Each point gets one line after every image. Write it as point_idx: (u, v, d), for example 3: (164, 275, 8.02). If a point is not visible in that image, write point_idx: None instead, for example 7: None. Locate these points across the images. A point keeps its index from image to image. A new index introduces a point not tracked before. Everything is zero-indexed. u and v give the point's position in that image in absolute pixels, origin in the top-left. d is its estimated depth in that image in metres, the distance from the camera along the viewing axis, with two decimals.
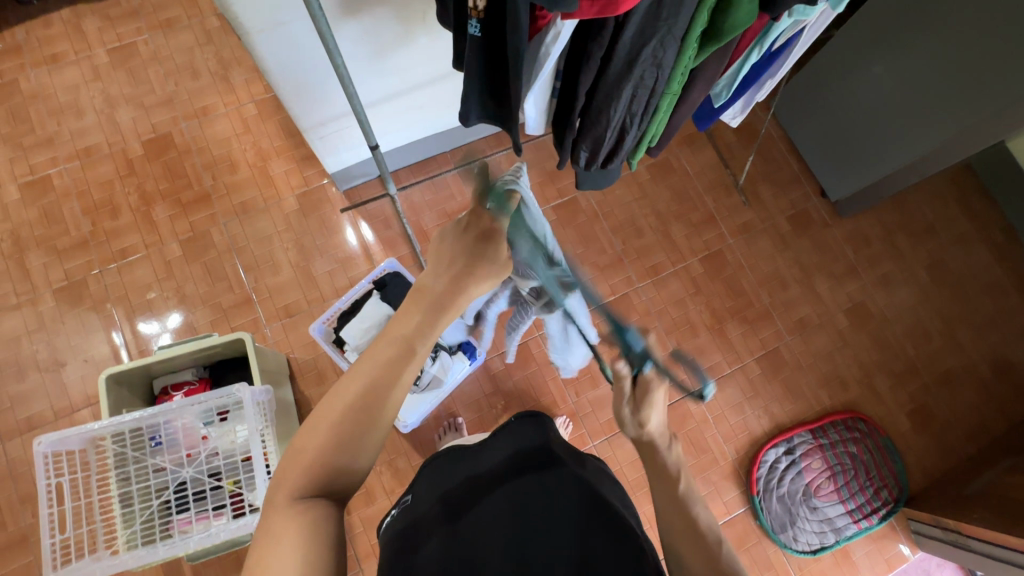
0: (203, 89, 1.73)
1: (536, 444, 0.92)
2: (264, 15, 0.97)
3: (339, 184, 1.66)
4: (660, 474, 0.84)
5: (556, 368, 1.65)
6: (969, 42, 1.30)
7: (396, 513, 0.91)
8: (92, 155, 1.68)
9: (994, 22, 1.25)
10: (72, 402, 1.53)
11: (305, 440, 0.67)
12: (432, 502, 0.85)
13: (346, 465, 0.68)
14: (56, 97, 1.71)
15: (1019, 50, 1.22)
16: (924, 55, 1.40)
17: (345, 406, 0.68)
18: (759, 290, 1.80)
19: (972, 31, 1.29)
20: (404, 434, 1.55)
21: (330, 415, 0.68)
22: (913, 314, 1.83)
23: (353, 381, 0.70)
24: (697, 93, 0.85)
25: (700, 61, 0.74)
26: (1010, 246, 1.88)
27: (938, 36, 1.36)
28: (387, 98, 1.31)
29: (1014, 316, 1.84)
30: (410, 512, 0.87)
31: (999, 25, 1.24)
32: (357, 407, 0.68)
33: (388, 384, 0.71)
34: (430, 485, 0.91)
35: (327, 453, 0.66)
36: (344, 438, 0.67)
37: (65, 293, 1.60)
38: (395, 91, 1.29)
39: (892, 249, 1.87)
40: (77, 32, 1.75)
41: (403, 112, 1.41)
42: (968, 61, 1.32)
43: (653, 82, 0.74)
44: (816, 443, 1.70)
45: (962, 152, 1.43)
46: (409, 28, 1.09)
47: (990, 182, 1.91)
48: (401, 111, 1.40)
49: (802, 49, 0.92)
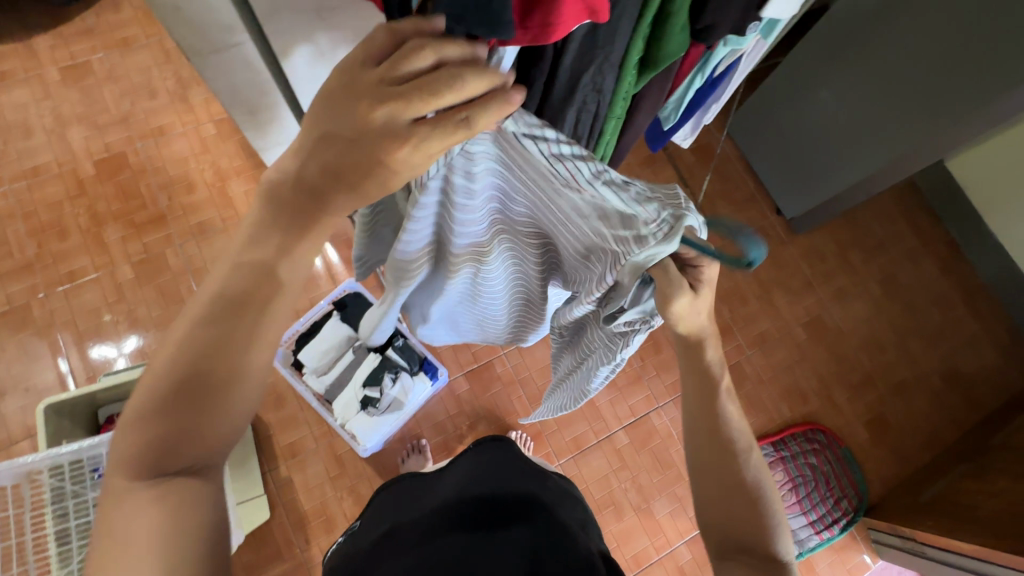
0: (160, 109, 1.70)
1: (490, 476, 0.90)
2: (212, 39, 0.96)
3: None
4: (704, 405, 0.79)
5: (521, 387, 1.65)
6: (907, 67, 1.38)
7: (344, 538, 0.92)
8: (40, 175, 1.63)
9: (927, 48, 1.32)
10: (11, 435, 1.45)
11: (141, 405, 0.58)
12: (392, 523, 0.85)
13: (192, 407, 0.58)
14: (2, 116, 1.65)
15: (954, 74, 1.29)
16: (867, 79, 1.47)
17: (189, 340, 0.59)
18: (720, 305, 1.84)
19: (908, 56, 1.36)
20: (367, 458, 1.51)
21: (165, 362, 0.59)
22: (867, 327, 1.90)
23: (172, 353, 0.59)
24: (641, 116, 0.88)
25: (641, 85, 0.76)
26: (953, 260, 1.98)
27: (878, 62, 1.43)
28: None
29: (960, 328, 1.92)
30: (352, 546, 0.86)
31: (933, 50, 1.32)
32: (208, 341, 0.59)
33: (241, 305, 0.61)
34: (377, 510, 0.91)
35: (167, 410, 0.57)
36: (186, 363, 0.58)
37: (7, 319, 1.52)
38: None
39: (845, 264, 1.95)
40: (28, 50, 1.71)
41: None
42: (908, 84, 1.39)
43: (597, 103, 0.75)
44: (778, 455, 1.74)
45: (908, 169, 1.49)
46: None
47: (934, 200, 2.01)
48: None
49: (741, 76, 0.96)
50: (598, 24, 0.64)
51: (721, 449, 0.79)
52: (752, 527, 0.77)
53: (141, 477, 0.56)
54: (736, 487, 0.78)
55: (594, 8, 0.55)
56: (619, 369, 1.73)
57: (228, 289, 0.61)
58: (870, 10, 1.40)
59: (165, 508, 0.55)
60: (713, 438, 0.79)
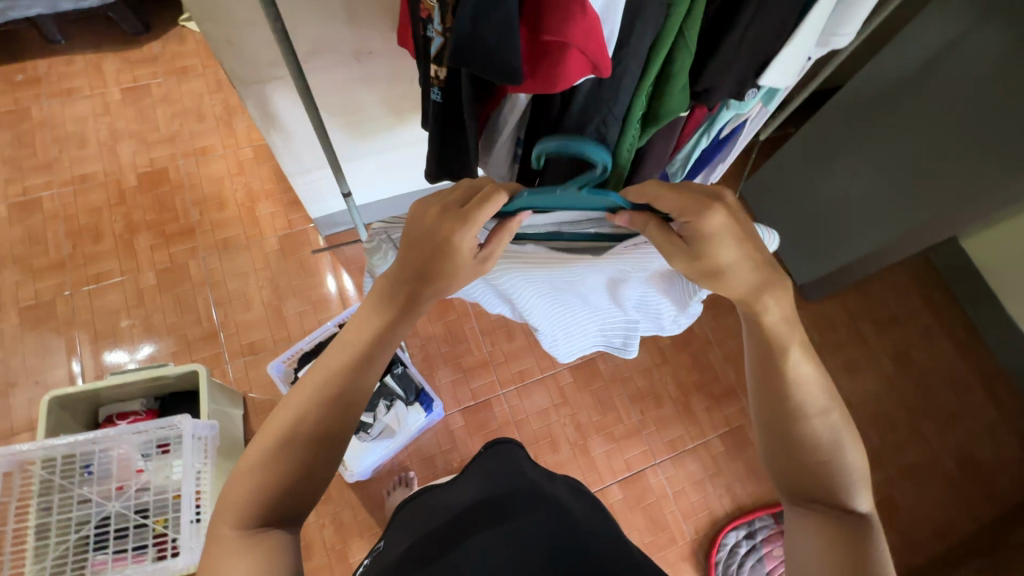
0: (206, 131, 1.83)
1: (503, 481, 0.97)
2: (257, 71, 1.06)
3: (320, 228, 1.70)
4: (761, 363, 0.72)
5: (516, 430, 1.64)
6: (922, 144, 1.42)
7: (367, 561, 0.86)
8: (86, 183, 1.74)
9: (940, 129, 1.37)
10: (14, 425, 1.49)
11: (262, 447, 0.66)
12: (407, 539, 0.87)
13: (314, 458, 0.67)
14: (63, 127, 1.80)
15: (966, 156, 1.33)
16: (881, 153, 1.52)
17: (306, 402, 0.68)
18: (726, 365, 1.81)
19: (921, 135, 1.41)
20: (354, 485, 1.50)
21: (290, 412, 0.67)
22: (878, 403, 1.84)
23: (295, 403, 0.68)
24: (647, 169, 0.91)
25: (645, 141, 0.79)
26: (970, 341, 1.94)
27: (892, 138, 1.48)
28: (369, 154, 1.39)
29: (978, 412, 1.85)
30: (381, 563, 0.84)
31: (946, 132, 1.36)
32: (323, 404, 0.68)
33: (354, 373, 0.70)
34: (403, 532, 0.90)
35: (285, 462, 0.66)
36: (313, 416, 0.68)
37: (31, 313, 1.59)
38: (376, 148, 1.37)
39: (856, 336, 1.92)
40: (96, 71, 1.87)
41: (383, 167, 1.47)
42: (922, 161, 1.43)
43: (603, 155, 0.78)
44: (778, 528, 1.63)
45: (920, 242, 1.50)
46: (397, 92, 1.19)
47: (950, 279, 1.99)
48: (381, 168, 1.46)
49: (746, 138, 1.00)
50: (602, 81, 0.69)
51: (780, 408, 0.72)
52: (825, 488, 0.71)
53: (241, 526, 0.63)
54: (799, 453, 0.72)
55: (597, 62, 0.61)
56: (617, 421, 1.70)
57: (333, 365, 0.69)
58: (884, 90, 1.46)
59: (258, 561, 0.61)
60: (777, 406, 0.72)
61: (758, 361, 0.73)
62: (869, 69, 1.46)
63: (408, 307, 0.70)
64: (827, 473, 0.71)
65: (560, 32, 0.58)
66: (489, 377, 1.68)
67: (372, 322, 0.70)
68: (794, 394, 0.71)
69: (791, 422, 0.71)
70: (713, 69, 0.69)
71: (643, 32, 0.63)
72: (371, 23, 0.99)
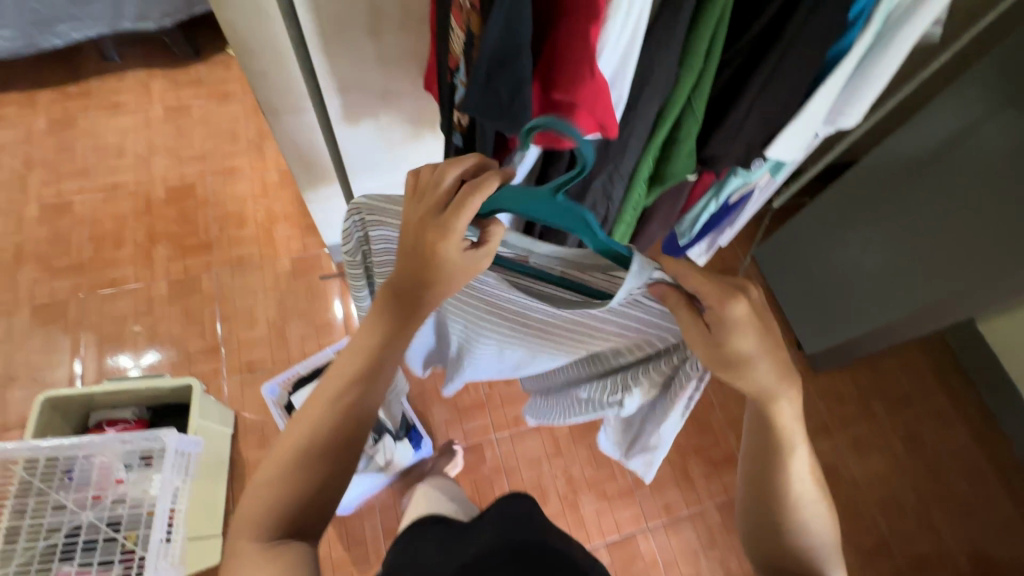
0: (237, 152, 1.90)
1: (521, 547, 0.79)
2: (289, 100, 1.11)
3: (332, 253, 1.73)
4: (758, 454, 0.67)
5: (505, 477, 1.60)
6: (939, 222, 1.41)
7: None
8: (117, 191, 1.81)
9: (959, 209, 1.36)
10: (6, 421, 1.49)
11: (268, 470, 0.65)
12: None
13: (324, 469, 0.66)
14: (105, 137, 1.89)
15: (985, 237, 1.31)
16: (898, 228, 1.51)
17: (312, 426, 0.67)
18: (727, 430, 1.75)
19: (940, 213, 1.40)
20: (333, 519, 1.46)
21: (299, 431, 0.67)
22: (886, 485, 1.76)
23: (303, 425, 0.67)
24: (652, 226, 0.93)
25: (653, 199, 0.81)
26: (986, 428, 1.86)
27: (908, 215, 1.48)
28: (386, 188, 1.41)
29: (993, 506, 1.75)
30: None
31: (965, 213, 1.35)
32: (334, 422, 0.67)
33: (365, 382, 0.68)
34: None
35: (294, 476, 0.65)
36: (324, 431, 0.66)
37: (44, 311, 1.63)
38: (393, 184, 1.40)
39: (865, 412, 1.86)
40: (144, 89, 1.98)
41: None
42: (940, 239, 1.41)
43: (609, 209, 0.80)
44: None
45: (936, 320, 1.46)
46: (418, 132, 1.23)
47: (966, 361, 1.93)
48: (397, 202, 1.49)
49: (754, 206, 1.01)
50: (609, 141, 0.70)
51: (771, 498, 0.68)
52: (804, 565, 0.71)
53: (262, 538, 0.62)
54: (787, 538, 0.70)
55: (602, 125, 0.62)
56: (610, 478, 1.64)
57: (344, 375, 0.68)
58: (901, 166, 1.48)
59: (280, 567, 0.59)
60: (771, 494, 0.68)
61: (753, 452, 0.67)
62: (886, 145, 1.48)
63: (412, 313, 0.65)
64: (807, 556, 0.70)
65: (566, 96, 0.60)
66: (483, 419, 1.65)
67: (375, 330, 0.66)
68: (787, 488, 0.67)
69: (778, 513, 0.68)
70: (719, 137, 0.70)
71: (647, 102, 0.64)
72: (399, 66, 1.05)
